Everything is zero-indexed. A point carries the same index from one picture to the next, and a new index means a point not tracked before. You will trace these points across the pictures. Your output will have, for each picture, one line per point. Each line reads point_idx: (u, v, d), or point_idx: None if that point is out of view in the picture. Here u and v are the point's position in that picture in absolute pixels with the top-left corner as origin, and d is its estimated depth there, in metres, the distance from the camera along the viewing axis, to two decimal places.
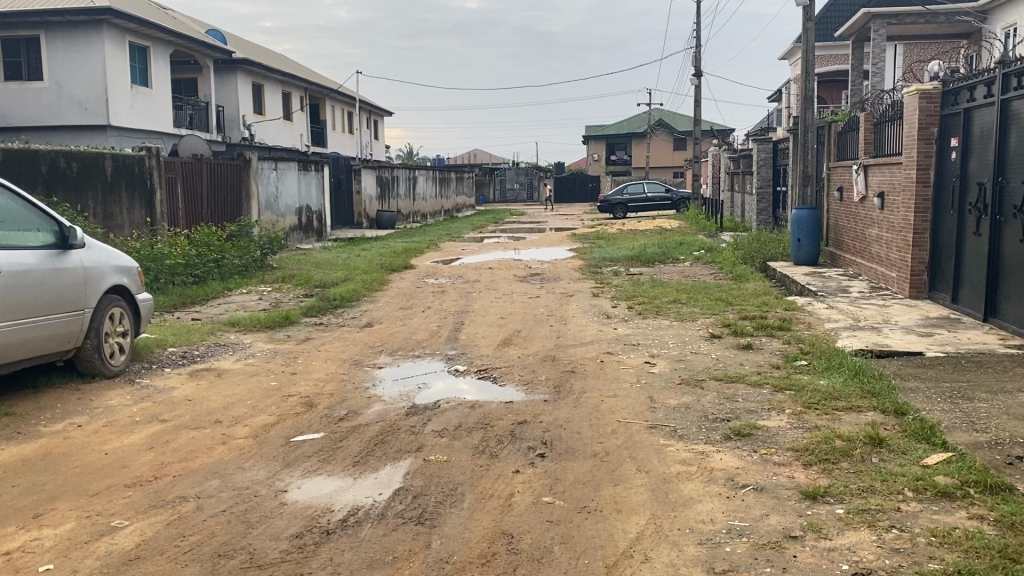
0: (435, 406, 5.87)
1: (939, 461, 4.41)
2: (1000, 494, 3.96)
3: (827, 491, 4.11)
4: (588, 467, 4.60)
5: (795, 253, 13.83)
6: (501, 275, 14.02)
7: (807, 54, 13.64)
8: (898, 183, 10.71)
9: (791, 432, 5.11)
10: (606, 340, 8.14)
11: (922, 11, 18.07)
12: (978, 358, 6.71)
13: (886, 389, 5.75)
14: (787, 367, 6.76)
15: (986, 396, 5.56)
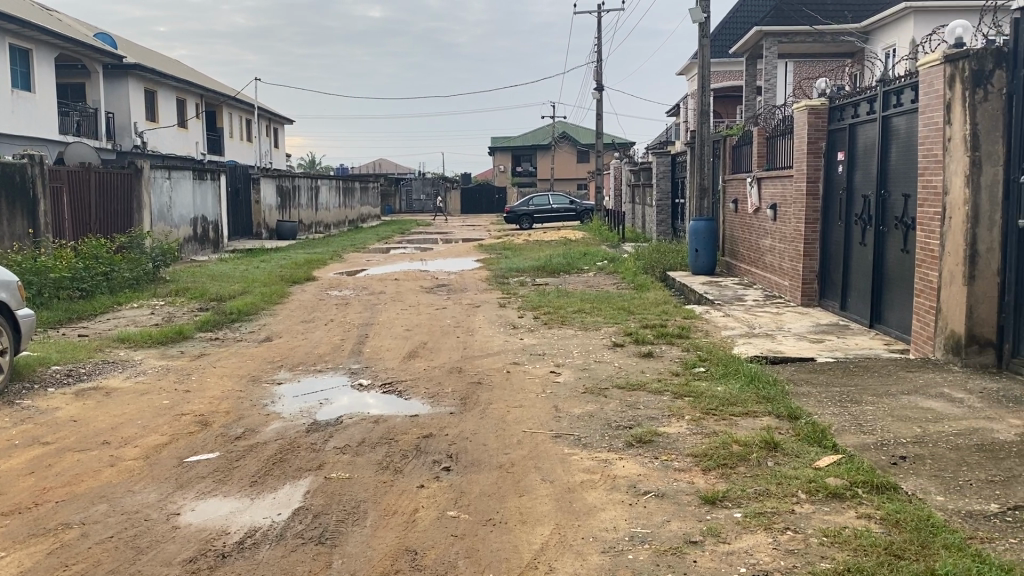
0: (337, 422, 5.75)
1: (829, 462, 4.58)
2: (885, 493, 4.14)
3: (725, 495, 4.21)
4: (494, 479, 4.58)
5: (693, 263, 14.20)
6: (406, 286, 13.92)
7: (704, 69, 14.05)
8: (789, 195, 11.14)
9: (690, 438, 5.22)
10: (512, 351, 8.16)
11: (810, 29, 18.92)
12: (865, 363, 7.02)
13: (779, 395, 5.95)
14: (686, 374, 6.91)
15: (872, 399, 5.82)
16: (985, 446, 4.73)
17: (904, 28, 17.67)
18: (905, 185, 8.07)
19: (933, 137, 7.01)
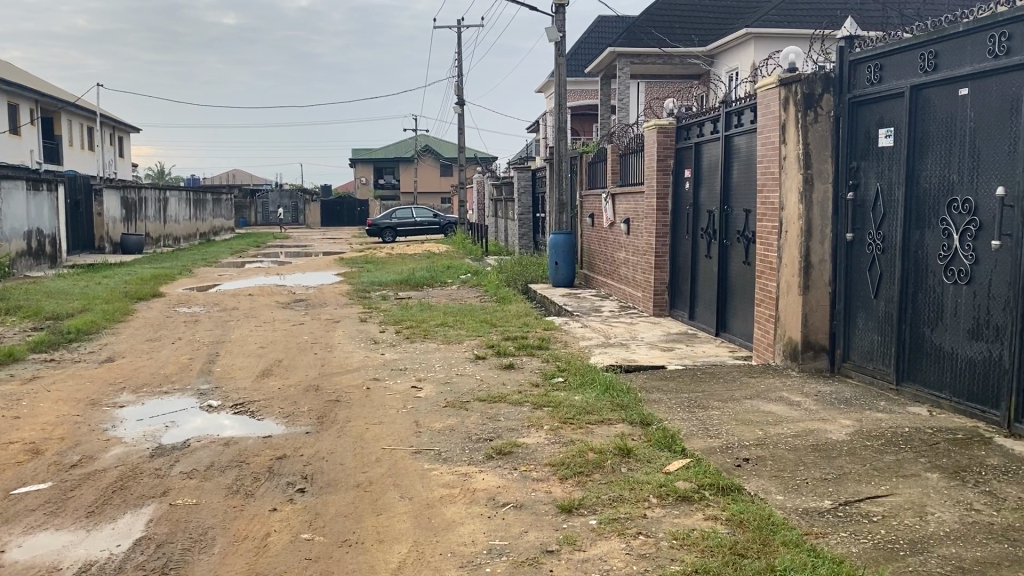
0: (184, 445, 5.48)
1: (679, 467, 4.75)
2: (730, 494, 4.33)
3: (581, 503, 4.29)
4: (350, 499, 4.48)
5: (553, 275, 14.48)
6: (262, 302, 13.48)
7: (560, 87, 14.39)
8: (641, 211, 11.56)
9: (548, 447, 5.29)
10: (372, 366, 8.03)
11: (658, 51, 19.75)
12: (712, 370, 7.35)
13: (633, 402, 6.13)
14: (546, 385, 7.01)
15: (718, 403, 6.10)
16: (820, 446, 5.04)
17: (745, 52, 18.61)
18: (745, 201, 8.54)
19: (769, 156, 7.46)
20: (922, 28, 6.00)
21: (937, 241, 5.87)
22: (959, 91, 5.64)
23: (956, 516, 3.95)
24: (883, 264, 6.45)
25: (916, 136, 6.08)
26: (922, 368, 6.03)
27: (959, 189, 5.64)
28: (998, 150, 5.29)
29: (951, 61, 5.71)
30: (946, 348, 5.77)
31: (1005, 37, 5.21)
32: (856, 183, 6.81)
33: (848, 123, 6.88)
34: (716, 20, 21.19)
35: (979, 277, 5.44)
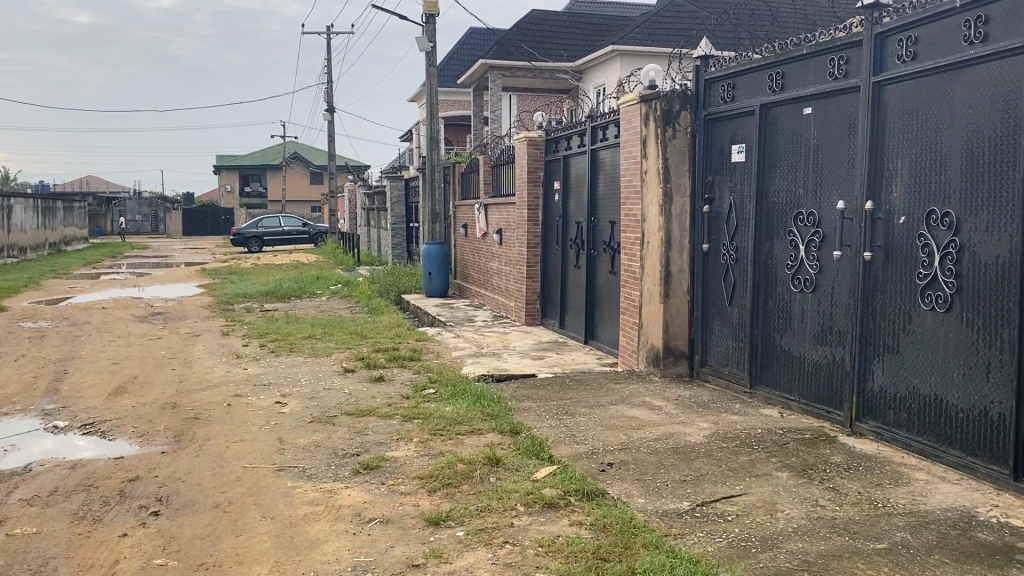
0: (25, 471, 5.13)
1: (546, 474, 4.81)
2: (594, 499, 4.42)
3: (449, 515, 4.28)
4: (208, 520, 4.31)
5: (426, 285, 14.42)
6: (116, 315, 12.80)
7: (431, 97, 14.38)
8: (513, 221, 11.70)
9: (417, 460, 5.25)
10: (234, 382, 7.74)
11: (529, 64, 20.07)
12: (580, 377, 7.49)
13: (503, 412, 6.17)
14: (416, 397, 6.96)
15: (585, 410, 6.22)
16: (679, 448, 5.23)
17: (611, 68, 19.11)
18: (611, 213, 8.77)
19: (632, 169, 7.69)
20: (770, 50, 6.35)
21: (785, 251, 6.20)
22: (804, 110, 5.99)
23: (803, 512, 4.18)
24: (737, 273, 6.76)
25: (766, 152, 6.42)
26: (773, 371, 6.34)
27: (805, 202, 5.99)
28: (839, 166, 5.64)
29: (797, 82, 6.06)
30: (795, 353, 6.10)
31: (844, 61, 5.57)
32: (711, 197, 7.12)
33: (703, 139, 7.19)
34: (585, 36, 21.68)
35: (824, 286, 5.78)
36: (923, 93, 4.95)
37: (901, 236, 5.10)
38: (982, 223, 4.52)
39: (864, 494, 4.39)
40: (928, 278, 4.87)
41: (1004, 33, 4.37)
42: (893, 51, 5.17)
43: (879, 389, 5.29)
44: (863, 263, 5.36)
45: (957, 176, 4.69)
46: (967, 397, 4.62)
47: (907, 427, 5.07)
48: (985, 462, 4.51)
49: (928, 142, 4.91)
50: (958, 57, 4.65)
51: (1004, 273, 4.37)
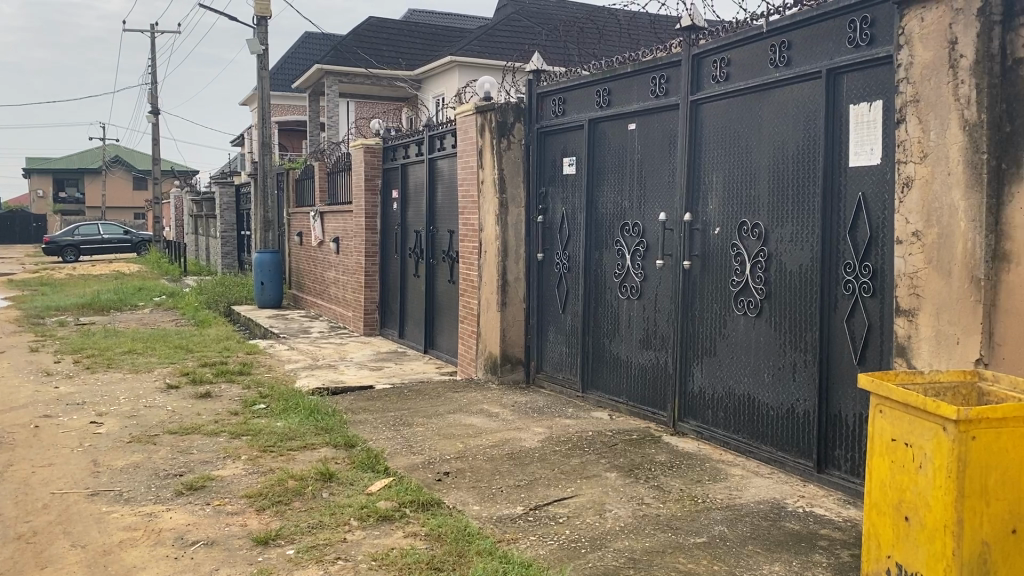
0: None
1: (381, 487, 4.75)
2: (429, 509, 4.41)
3: (278, 534, 4.14)
4: (8, 553, 3.97)
5: (259, 296, 13.94)
6: None
7: (264, 101, 13.93)
8: (350, 230, 11.51)
9: (245, 478, 5.05)
10: (42, 402, 7.17)
11: (365, 71, 19.77)
12: (417, 387, 7.46)
13: (338, 425, 6.05)
14: (245, 413, 6.69)
15: (422, 420, 6.20)
16: (514, 454, 5.31)
17: (449, 79, 19.19)
18: (449, 222, 8.81)
19: (468, 179, 7.77)
20: (598, 67, 6.59)
21: (613, 261, 6.44)
22: (629, 125, 6.26)
23: (630, 511, 4.35)
24: (569, 281, 6.96)
25: (595, 165, 6.65)
26: (603, 376, 6.57)
27: (630, 214, 6.25)
28: (661, 178, 5.92)
29: (622, 98, 6.32)
30: (623, 358, 6.34)
31: (664, 79, 5.87)
32: (545, 207, 7.29)
33: (536, 151, 7.35)
34: (423, 46, 21.69)
35: (648, 293, 6.05)
36: (735, 112, 5.28)
37: (717, 245, 5.43)
38: (786, 234, 4.88)
39: (686, 490, 4.62)
40: (741, 286, 5.20)
41: (804, 58, 4.75)
42: (708, 72, 5.50)
43: (698, 390, 5.59)
44: (683, 271, 5.65)
45: (766, 190, 5.04)
46: (777, 395, 4.96)
47: (724, 425, 5.38)
48: (792, 455, 4.85)
49: (739, 159, 5.25)
50: (764, 79, 5.00)
51: (807, 279, 4.73)
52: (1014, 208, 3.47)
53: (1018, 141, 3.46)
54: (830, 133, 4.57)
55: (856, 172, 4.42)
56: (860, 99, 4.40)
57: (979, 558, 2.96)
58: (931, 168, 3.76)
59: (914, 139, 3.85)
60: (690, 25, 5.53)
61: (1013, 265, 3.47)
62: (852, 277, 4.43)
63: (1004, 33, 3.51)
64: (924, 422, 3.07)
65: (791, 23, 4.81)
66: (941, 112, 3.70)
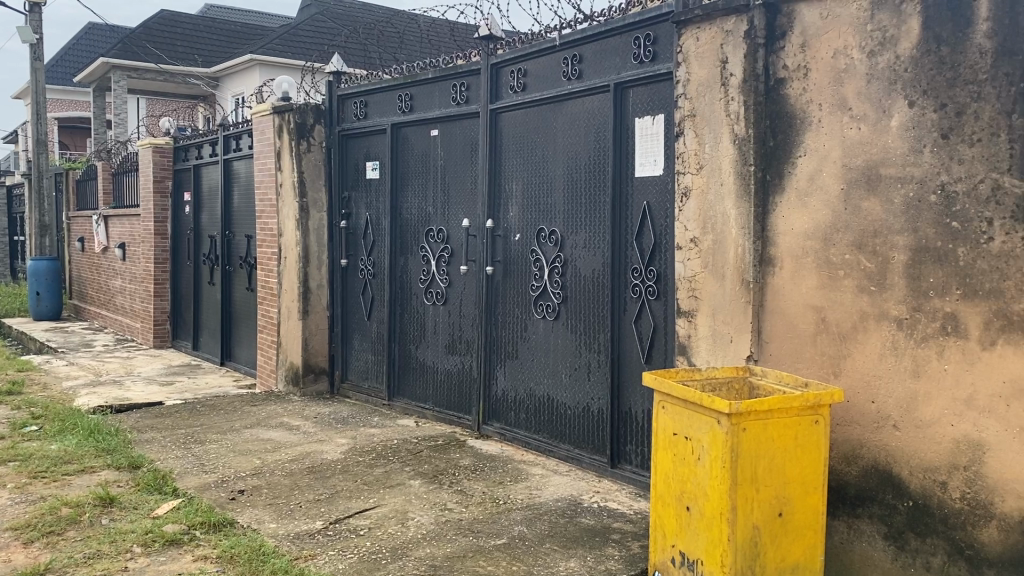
0: None
1: (168, 509, 4.46)
2: (221, 530, 4.19)
3: (48, 567, 3.78)
4: None
5: (34, 308, 12.75)
6: None
7: (37, 95, 12.77)
8: (138, 235, 10.78)
9: (10, 509, 4.58)
10: None
11: (156, 67, 18.60)
12: (212, 401, 7.09)
13: (121, 446, 5.62)
14: (13, 436, 6.07)
15: (216, 437, 5.89)
16: (315, 467, 5.16)
17: (249, 77, 18.44)
18: (247, 227, 8.46)
19: (266, 182, 7.50)
20: (398, 71, 6.56)
21: (418, 266, 6.42)
22: (431, 131, 6.27)
23: (432, 518, 4.33)
24: (373, 287, 6.87)
25: (397, 170, 6.60)
26: (409, 383, 6.54)
27: (434, 219, 6.26)
28: (463, 185, 5.98)
29: (423, 104, 6.33)
30: (429, 363, 6.34)
31: (465, 87, 5.93)
32: (347, 212, 7.15)
33: (338, 154, 7.19)
34: (220, 43, 20.74)
35: (452, 298, 6.08)
36: (532, 120, 5.42)
37: (516, 251, 5.54)
38: (581, 240, 5.05)
39: (488, 493, 4.67)
40: (540, 290, 5.34)
41: (594, 71, 4.95)
42: (506, 82, 5.61)
43: (502, 393, 5.68)
44: (486, 276, 5.72)
45: (561, 198, 5.20)
46: (573, 395, 5.13)
47: (526, 426, 5.49)
48: (589, 453, 5.02)
49: (536, 166, 5.39)
50: (558, 90, 5.17)
51: (599, 283, 4.93)
52: (778, 216, 3.77)
53: (780, 155, 3.75)
54: (618, 145, 4.79)
55: (642, 182, 4.66)
56: (644, 113, 4.64)
57: (750, 540, 3.18)
58: (706, 178, 4.03)
59: (692, 151, 4.11)
60: (488, 34, 5.63)
61: (778, 269, 3.77)
62: (639, 280, 4.66)
63: (766, 54, 3.78)
64: (702, 416, 3.27)
65: (581, 36, 4.99)
66: (715, 127, 3.97)
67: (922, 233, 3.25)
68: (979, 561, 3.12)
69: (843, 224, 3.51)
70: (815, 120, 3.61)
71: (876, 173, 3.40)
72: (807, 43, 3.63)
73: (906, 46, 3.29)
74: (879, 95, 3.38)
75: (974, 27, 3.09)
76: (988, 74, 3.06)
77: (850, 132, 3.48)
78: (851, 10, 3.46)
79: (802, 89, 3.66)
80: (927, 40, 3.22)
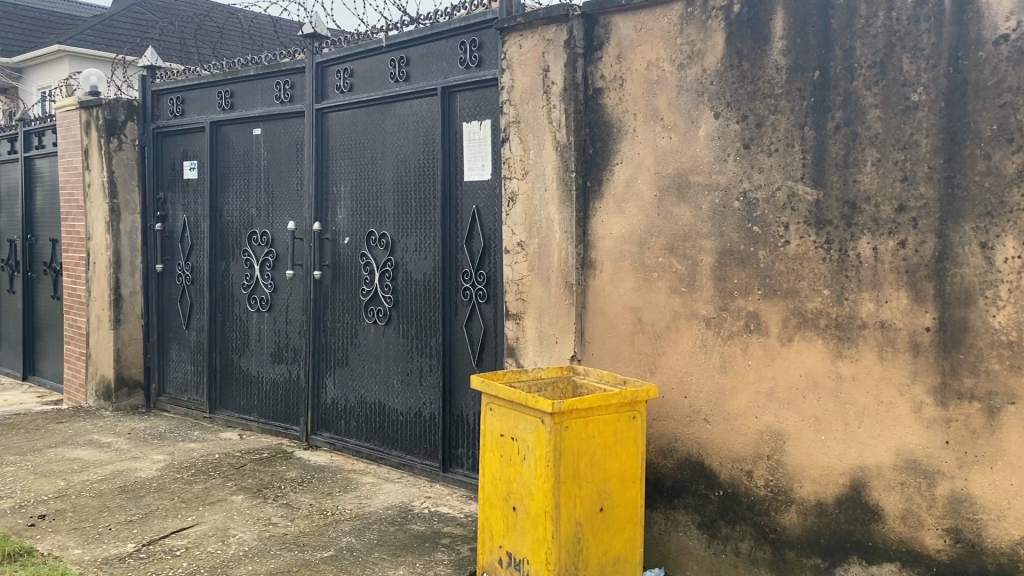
0: None
1: None
2: (17, 560, 3.84)
3: None
4: None
5: None
6: None
7: None
8: None
9: None
10: None
11: None
12: (11, 420, 6.51)
13: None
14: None
15: (14, 458, 5.41)
16: (127, 487, 4.84)
17: (57, 70, 17.15)
18: (51, 230, 7.84)
19: (73, 182, 6.98)
20: (219, 67, 6.29)
21: (240, 271, 6.17)
22: (253, 131, 6.04)
23: (255, 534, 4.16)
24: (192, 294, 6.54)
25: (218, 170, 6.32)
26: (233, 394, 6.27)
27: (258, 222, 6.03)
28: (288, 187, 5.80)
29: (246, 102, 6.09)
30: (253, 373, 6.10)
31: (289, 86, 5.76)
32: (164, 214, 6.77)
33: (153, 153, 6.79)
34: (24, 32, 19.18)
35: (278, 304, 5.88)
36: (359, 122, 5.33)
37: (345, 255, 5.44)
38: (411, 244, 5.02)
39: (315, 505, 4.54)
40: (370, 294, 5.25)
41: (422, 74, 4.93)
42: (333, 81, 5.49)
43: (331, 401, 5.55)
44: (313, 281, 5.57)
45: (391, 201, 5.14)
46: (405, 401, 5.08)
47: (356, 434, 5.39)
48: (420, 458, 4.99)
49: (364, 169, 5.30)
50: (385, 92, 5.11)
51: (430, 287, 4.91)
52: (598, 221, 3.88)
53: (599, 161, 3.87)
54: (446, 149, 4.79)
55: (470, 186, 4.68)
56: (471, 117, 4.67)
57: (573, 537, 3.26)
58: (531, 184, 4.10)
59: (517, 157, 4.16)
60: (312, 33, 5.49)
61: (598, 271, 3.88)
62: (469, 284, 4.68)
63: (585, 64, 3.90)
64: (527, 417, 3.31)
65: (408, 39, 4.96)
66: (538, 133, 4.05)
67: (727, 237, 3.44)
68: (781, 543, 3.33)
69: (657, 229, 3.66)
70: (630, 129, 3.75)
71: (686, 180, 3.57)
72: (622, 54, 3.76)
73: (711, 60, 3.48)
74: (688, 107, 3.55)
75: (771, 44, 3.30)
76: (783, 89, 3.27)
77: (662, 141, 3.64)
78: (662, 24, 3.63)
79: (619, 99, 3.79)
80: (729, 55, 3.42)
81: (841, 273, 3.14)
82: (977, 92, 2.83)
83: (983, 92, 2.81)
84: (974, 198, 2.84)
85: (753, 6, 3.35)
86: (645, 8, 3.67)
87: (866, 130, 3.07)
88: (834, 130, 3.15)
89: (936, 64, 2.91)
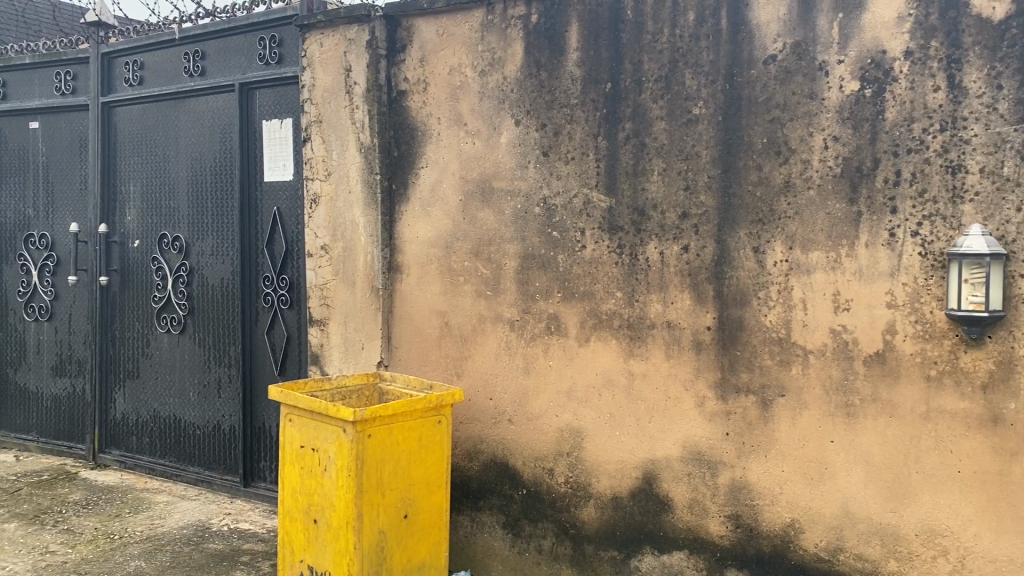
0: None
1: None
2: None
3: None
4: None
5: None
6: None
7: None
8: None
9: None
10: None
11: None
12: None
13: None
14: None
15: None
16: None
17: None
18: None
19: None
20: None
21: (15, 277, 5.64)
22: (30, 124, 5.55)
23: (28, 564, 3.81)
24: None
25: None
26: (8, 412, 5.72)
27: (35, 224, 5.54)
28: (70, 186, 5.37)
29: (20, 93, 5.58)
30: (32, 389, 5.60)
31: (71, 77, 5.33)
32: None
33: None
34: None
35: (59, 313, 5.42)
36: (149, 118, 5.01)
37: (135, 259, 5.10)
38: (207, 247, 4.78)
39: (101, 529, 4.21)
40: (162, 301, 4.95)
41: (218, 69, 4.71)
42: (120, 74, 5.14)
43: (120, 417, 5.19)
44: (100, 288, 5.18)
45: (185, 202, 4.87)
46: (202, 413, 4.83)
47: (150, 450, 5.07)
48: (220, 473, 4.76)
49: (156, 167, 4.99)
50: (178, 87, 4.84)
51: (228, 293, 4.69)
52: (403, 224, 3.85)
53: (403, 165, 3.84)
54: (245, 148, 4.60)
55: (271, 187, 4.52)
56: (272, 116, 4.51)
57: (376, 546, 3.20)
58: (334, 186, 4.01)
59: (319, 157, 4.05)
60: (97, 21, 5.11)
61: (404, 275, 3.85)
62: (270, 289, 4.51)
63: (388, 66, 3.86)
64: (327, 426, 3.23)
65: (203, 32, 4.72)
66: (341, 134, 3.96)
67: (528, 242, 3.51)
68: (580, 538, 3.43)
69: (462, 233, 3.68)
70: (434, 133, 3.74)
71: (489, 185, 3.61)
72: (425, 57, 3.75)
73: (511, 68, 3.54)
74: (490, 113, 3.60)
75: (566, 55, 3.40)
76: (578, 99, 3.38)
77: (466, 146, 3.66)
78: (463, 30, 3.65)
79: (422, 102, 3.77)
80: (528, 64, 3.49)
81: (632, 276, 3.28)
82: (749, 108, 3.03)
83: (754, 107, 3.02)
84: (747, 206, 3.05)
85: (549, 16, 3.44)
86: (447, 13, 3.69)
87: (653, 140, 3.23)
88: (625, 140, 3.28)
89: (715, 80, 3.09)
